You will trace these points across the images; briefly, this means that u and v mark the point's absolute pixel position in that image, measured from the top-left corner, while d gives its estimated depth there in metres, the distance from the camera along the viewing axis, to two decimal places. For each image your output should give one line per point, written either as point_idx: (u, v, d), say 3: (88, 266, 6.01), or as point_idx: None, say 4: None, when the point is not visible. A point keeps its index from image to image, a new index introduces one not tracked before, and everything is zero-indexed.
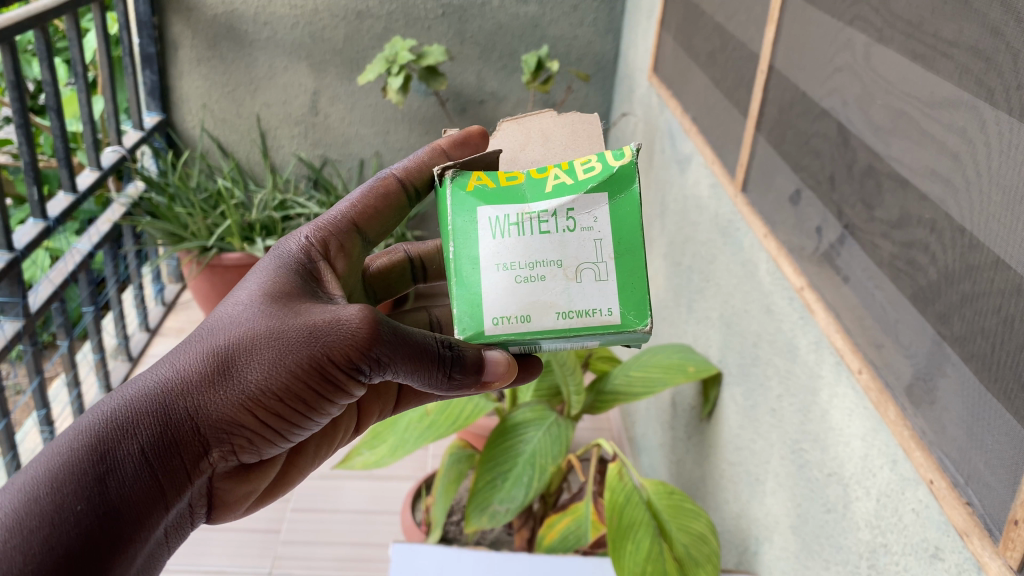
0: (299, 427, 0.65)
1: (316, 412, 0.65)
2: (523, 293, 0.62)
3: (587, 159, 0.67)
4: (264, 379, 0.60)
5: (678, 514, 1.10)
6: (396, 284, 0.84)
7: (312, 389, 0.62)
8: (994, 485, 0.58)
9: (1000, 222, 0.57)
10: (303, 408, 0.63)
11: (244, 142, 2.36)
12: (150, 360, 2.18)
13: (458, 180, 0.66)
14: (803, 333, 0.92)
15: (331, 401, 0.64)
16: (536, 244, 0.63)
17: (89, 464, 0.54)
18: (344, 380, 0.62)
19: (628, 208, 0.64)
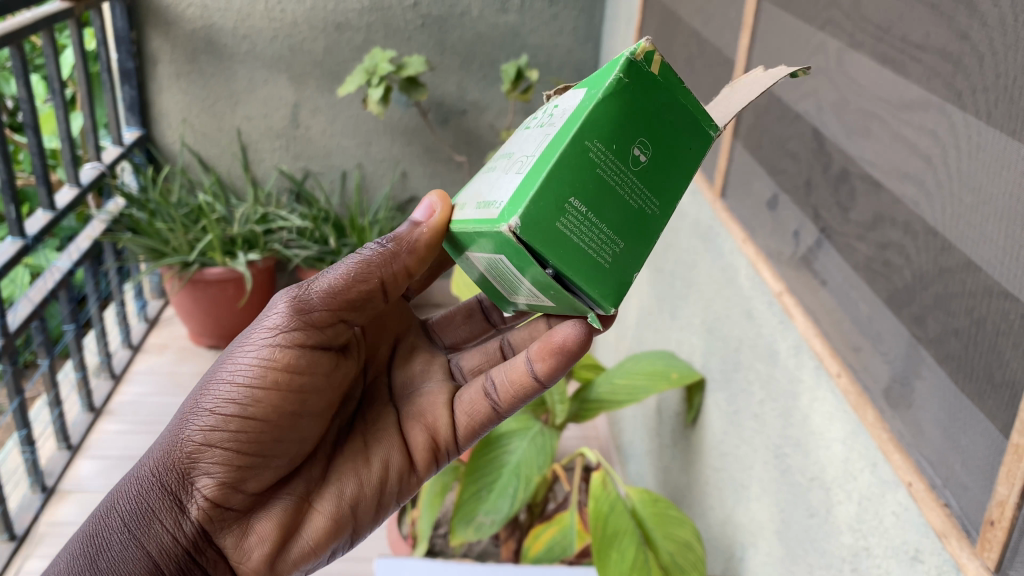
0: (280, 428, 0.69)
1: (281, 398, 0.68)
2: (495, 194, 0.60)
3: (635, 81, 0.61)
4: (203, 403, 0.67)
5: (661, 522, 1.10)
6: (466, 328, 0.88)
7: (253, 382, 0.66)
8: (969, 486, 0.58)
9: (970, 223, 0.57)
10: (263, 404, 0.67)
11: (225, 156, 2.34)
12: (133, 377, 2.18)
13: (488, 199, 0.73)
14: (782, 337, 0.92)
15: (287, 381, 0.67)
16: (523, 152, 0.62)
17: (83, 550, 0.65)
18: (272, 351, 0.67)
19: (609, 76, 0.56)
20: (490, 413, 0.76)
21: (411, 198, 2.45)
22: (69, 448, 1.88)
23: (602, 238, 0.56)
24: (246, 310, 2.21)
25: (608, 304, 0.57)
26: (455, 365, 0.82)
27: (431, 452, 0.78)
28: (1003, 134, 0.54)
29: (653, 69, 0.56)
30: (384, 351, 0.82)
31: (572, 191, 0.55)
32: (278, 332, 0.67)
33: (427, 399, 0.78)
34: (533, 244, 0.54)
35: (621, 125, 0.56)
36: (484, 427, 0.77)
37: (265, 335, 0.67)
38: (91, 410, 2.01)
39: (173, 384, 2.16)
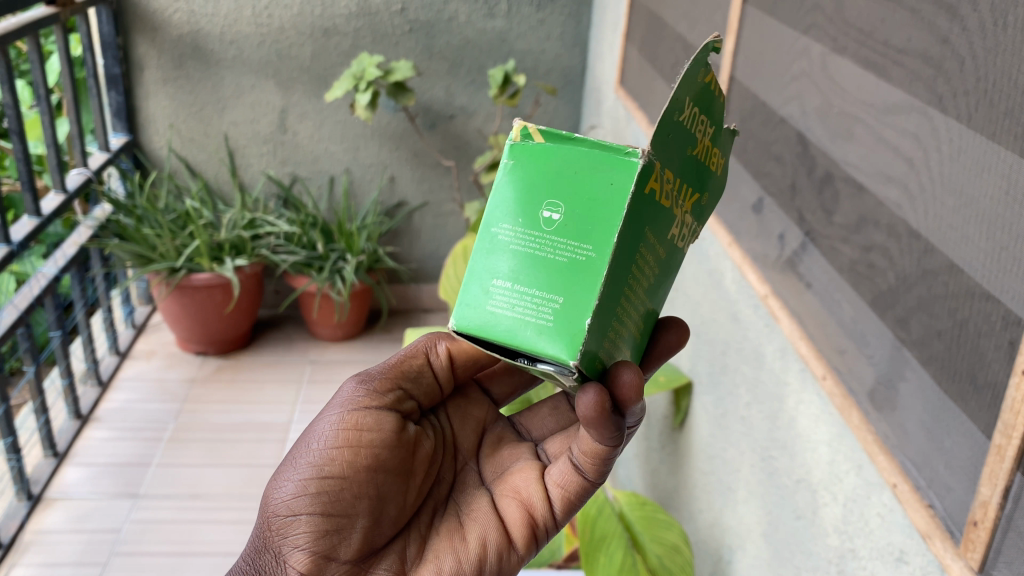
0: (360, 489, 0.64)
1: (354, 458, 0.64)
2: None
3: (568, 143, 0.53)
4: (284, 477, 0.64)
5: (650, 526, 1.09)
6: (554, 421, 0.73)
7: (325, 444, 0.64)
8: (954, 486, 0.58)
9: (952, 226, 0.58)
10: (338, 464, 0.63)
11: (213, 161, 2.33)
12: (120, 384, 2.17)
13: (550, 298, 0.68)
14: (768, 340, 0.93)
15: (359, 440, 0.64)
16: None
17: None
18: (339, 416, 0.65)
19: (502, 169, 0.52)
20: (582, 480, 0.63)
21: (399, 203, 2.45)
22: (56, 455, 1.86)
23: (537, 303, 0.49)
24: (236, 316, 2.24)
25: (562, 361, 0.47)
26: (541, 451, 0.70)
27: (529, 528, 0.64)
28: (984, 137, 0.54)
29: (536, 140, 0.51)
30: (470, 438, 0.73)
31: (492, 276, 0.50)
32: (345, 400, 0.66)
33: (520, 472, 0.67)
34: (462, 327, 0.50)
35: (525, 189, 0.50)
36: (585, 495, 0.64)
37: (336, 406, 0.66)
38: (78, 417, 2.00)
39: (161, 390, 2.16)
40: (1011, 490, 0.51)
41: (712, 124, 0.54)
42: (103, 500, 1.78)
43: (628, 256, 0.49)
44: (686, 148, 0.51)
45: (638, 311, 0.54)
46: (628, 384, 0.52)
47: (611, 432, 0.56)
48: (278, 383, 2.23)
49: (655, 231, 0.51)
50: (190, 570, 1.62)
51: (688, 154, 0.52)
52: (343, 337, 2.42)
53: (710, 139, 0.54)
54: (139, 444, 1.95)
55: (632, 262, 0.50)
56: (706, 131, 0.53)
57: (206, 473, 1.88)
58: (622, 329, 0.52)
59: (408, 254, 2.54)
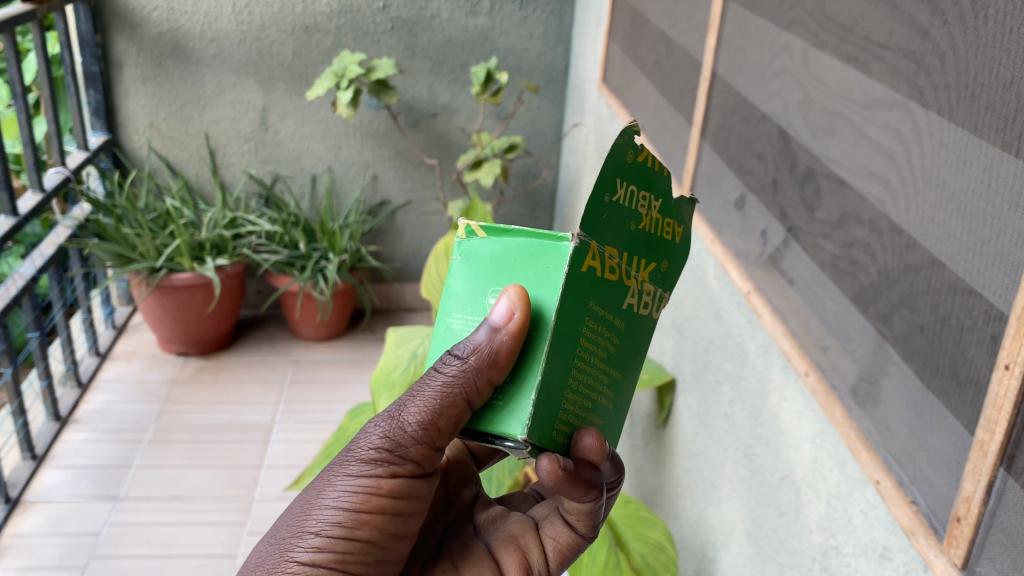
0: (382, 550, 0.54)
1: (384, 522, 0.53)
2: None
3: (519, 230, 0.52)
4: (300, 527, 0.51)
5: (633, 524, 1.09)
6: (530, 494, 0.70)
7: (357, 501, 0.52)
8: (936, 483, 0.58)
9: (934, 221, 0.58)
10: (367, 524, 0.52)
11: (194, 161, 2.31)
12: (100, 385, 2.14)
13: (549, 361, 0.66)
14: (751, 337, 0.93)
15: (389, 509, 0.53)
16: None
17: None
18: (375, 477, 0.52)
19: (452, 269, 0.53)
20: (574, 534, 0.60)
21: (382, 202, 2.43)
22: (34, 457, 1.84)
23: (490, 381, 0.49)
24: (216, 316, 2.22)
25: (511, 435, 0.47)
26: (525, 509, 0.66)
27: None
28: (964, 131, 0.54)
29: (479, 235, 0.51)
30: (464, 494, 0.66)
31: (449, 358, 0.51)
32: (382, 457, 0.52)
33: (514, 522, 0.63)
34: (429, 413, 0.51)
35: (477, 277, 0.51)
36: (578, 549, 0.61)
37: (374, 465, 0.52)
38: (57, 419, 1.97)
39: (142, 392, 2.14)
40: (994, 486, 0.51)
41: (654, 199, 0.51)
42: (82, 503, 1.76)
43: (571, 336, 0.47)
44: (625, 224, 0.49)
45: (604, 387, 0.51)
46: (591, 448, 0.49)
47: (581, 487, 0.53)
48: (260, 383, 2.22)
49: (606, 307, 0.49)
50: (172, 571, 1.61)
51: (630, 229, 0.49)
52: (326, 337, 2.41)
53: (654, 214, 0.51)
54: (119, 446, 1.93)
55: (584, 338, 0.48)
56: (649, 205, 0.51)
57: (187, 475, 1.86)
58: (587, 401, 0.50)
59: (392, 253, 2.52)
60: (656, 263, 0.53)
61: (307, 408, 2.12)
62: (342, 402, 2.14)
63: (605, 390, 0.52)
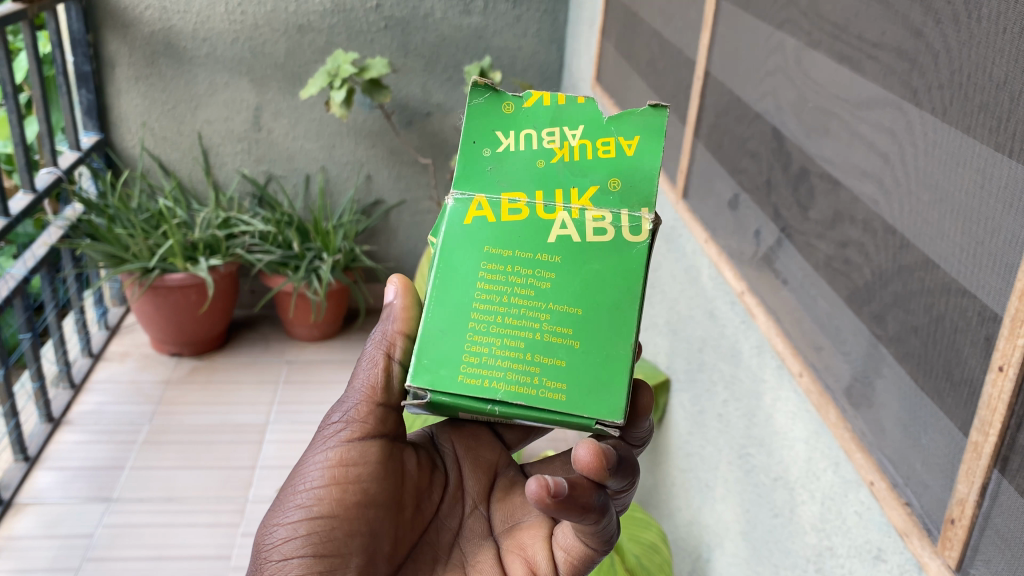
0: (352, 522, 0.59)
1: (343, 495, 0.59)
2: None
3: None
4: (273, 525, 0.59)
5: (628, 524, 1.10)
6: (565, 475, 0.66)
7: (315, 477, 0.60)
8: (930, 484, 0.57)
9: (928, 221, 0.57)
10: (325, 500, 0.59)
11: (186, 161, 2.30)
12: (93, 386, 2.13)
13: None
14: (744, 337, 0.92)
15: (344, 477, 0.59)
16: None
17: None
18: (325, 453, 0.60)
19: None
20: (586, 548, 0.56)
21: (376, 202, 2.43)
22: (27, 459, 1.83)
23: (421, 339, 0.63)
24: (210, 317, 2.21)
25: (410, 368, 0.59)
26: None
27: None
28: (958, 131, 0.54)
29: None
30: (480, 483, 0.66)
31: None
32: (330, 437, 0.61)
33: (528, 525, 0.61)
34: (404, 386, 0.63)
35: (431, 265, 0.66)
36: (592, 560, 0.57)
37: (323, 444, 0.61)
38: (50, 421, 1.97)
39: (135, 393, 2.13)
40: (988, 488, 0.51)
41: (568, 130, 0.62)
42: (74, 505, 1.75)
43: (465, 278, 0.60)
44: (527, 165, 0.62)
45: (542, 320, 0.59)
46: (581, 458, 0.52)
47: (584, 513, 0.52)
48: (254, 383, 2.21)
49: (507, 246, 0.61)
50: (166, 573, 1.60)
51: (536, 167, 0.62)
52: (320, 337, 2.41)
53: (576, 141, 0.62)
54: (112, 448, 1.92)
55: (482, 277, 0.60)
56: (564, 136, 0.62)
57: (181, 476, 1.85)
58: (519, 341, 0.59)
59: (386, 253, 2.52)
60: (603, 184, 0.61)
61: (301, 409, 2.11)
62: None
63: (551, 325, 0.59)
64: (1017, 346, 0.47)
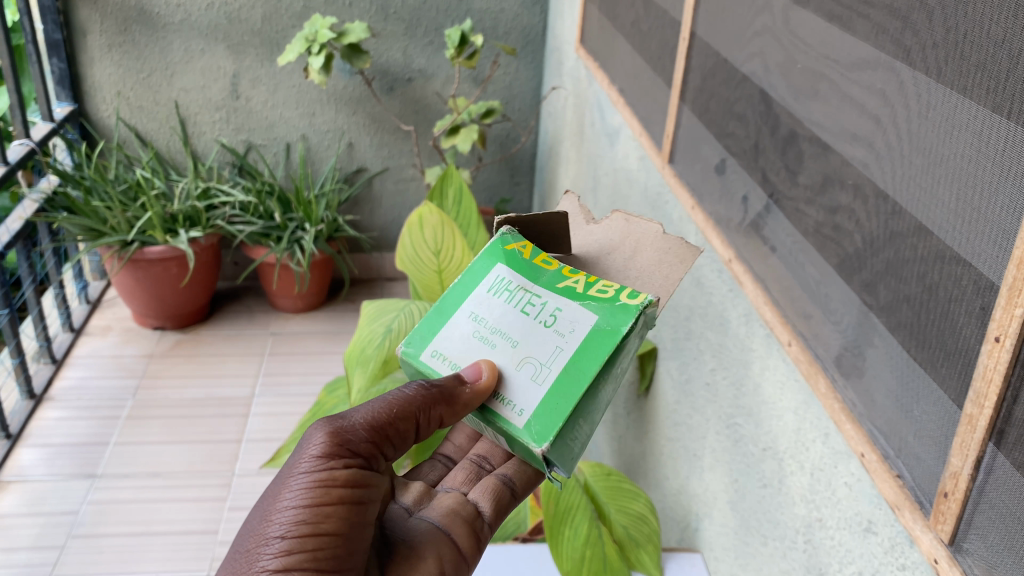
0: (348, 542, 0.60)
1: (341, 505, 0.60)
2: (472, 347, 0.65)
3: (611, 288, 0.65)
4: (266, 533, 0.59)
5: (616, 496, 1.09)
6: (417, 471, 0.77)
7: (312, 485, 0.59)
8: (922, 457, 0.56)
9: (921, 185, 0.55)
10: (327, 514, 0.59)
11: (164, 130, 2.26)
12: (75, 361, 2.11)
13: (509, 250, 0.69)
14: (732, 305, 0.91)
15: (342, 487, 0.60)
16: (510, 316, 0.65)
17: None
18: (321, 461, 0.60)
19: (599, 339, 0.62)
20: (513, 496, 0.73)
21: (358, 169, 2.39)
22: (8, 436, 1.81)
23: (582, 434, 0.63)
24: (192, 289, 2.19)
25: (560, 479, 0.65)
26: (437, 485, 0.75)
27: (474, 539, 0.69)
28: (954, 91, 0.52)
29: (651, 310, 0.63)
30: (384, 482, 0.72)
31: (581, 410, 0.61)
32: (324, 446, 0.61)
33: (450, 497, 0.72)
34: (524, 439, 0.59)
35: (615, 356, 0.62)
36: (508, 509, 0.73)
37: (318, 451, 0.61)
38: (31, 397, 1.94)
39: (118, 367, 2.10)
40: (982, 461, 0.49)
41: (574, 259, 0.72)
42: (58, 482, 1.73)
43: None
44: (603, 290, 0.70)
45: None
46: None
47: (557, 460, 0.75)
48: (239, 355, 2.19)
49: None
50: (151, 549, 1.58)
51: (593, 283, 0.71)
52: (305, 308, 2.38)
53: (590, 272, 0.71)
54: (95, 423, 1.90)
55: None
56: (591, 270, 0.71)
57: (165, 450, 1.83)
58: None
59: (370, 223, 2.49)
60: None
61: (287, 381, 2.09)
62: (321, 375, 2.12)
63: None
64: (1013, 317, 0.45)
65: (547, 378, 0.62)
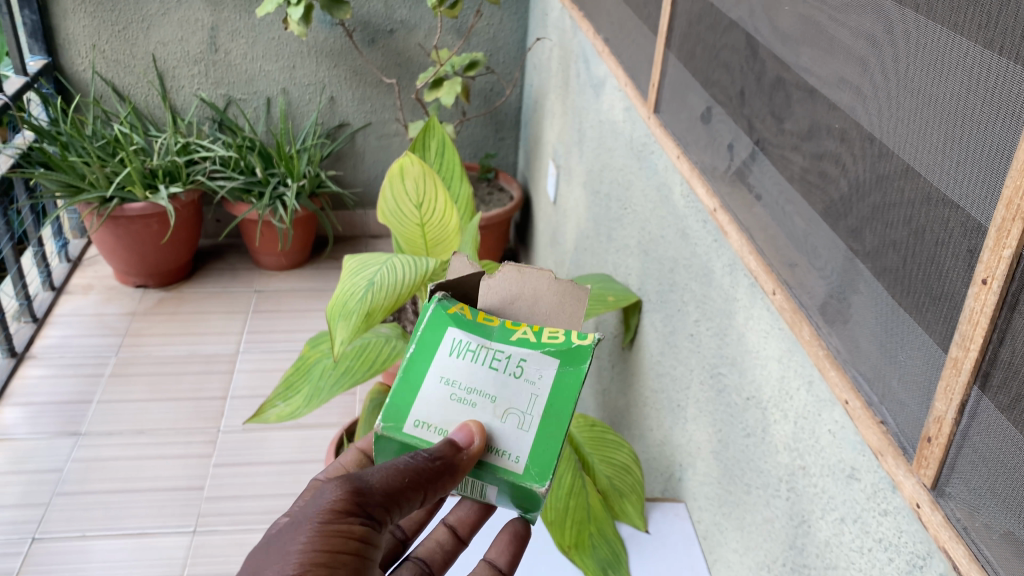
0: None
1: (351, 558, 0.58)
2: (453, 411, 0.66)
3: (555, 331, 0.70)
4: (274, 568, 0.56)
5: (600, 446, 1.09)
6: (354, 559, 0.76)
7: (331, 534, 0.58)
8: (906, 402, 0.55)
9: (909, 127, 0.54)
10: (324, 568, 0.56)
11: (141, 84, 2.21)
12: (56, 320, 2.09)
13: (449, 310, 0.70)
14: (716, 255, 0.90)
15: (354, 542, 0.59)
16: (479, 374, 0.67)
17: None
18: (338, 513, 0.59)
19: (570, 382, 0.67)
20: None
21: (341, 124, 2.36)
22: None
23: None
24: (173, 246, 2.16)
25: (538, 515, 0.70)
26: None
27: None
28: (946, 29, 0.50)
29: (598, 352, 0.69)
30: None
31: None
32: (342, 500, 0.60)
33: None
34: (529, 483, 0.64)
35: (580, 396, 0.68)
36: None
37: (338, 502, 0.60)
38: (12, 355, 1.93)
39: (100, 325, 2.08)
40: (966, 406, 0.49)
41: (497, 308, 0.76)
42: (42, 440, 1.72)
43: None
44: None
45: None
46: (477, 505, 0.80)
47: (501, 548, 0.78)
48: (222, 313, 2.17)
49: None
50: (137, 506, 1.58)
51: None
52: (288, 265, 2.36)
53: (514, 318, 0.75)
54: (78, 381, 1.89)
55: None
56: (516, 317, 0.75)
57: (150, 408, 1.83)
58: None
59: (353, 179, 2.46)
60: None
61: (271, 338, 2.08)
62: (305, 332, 2.11)
63: None
64: (1001, 258, 0.45)
65: (532, 425, 0.66)
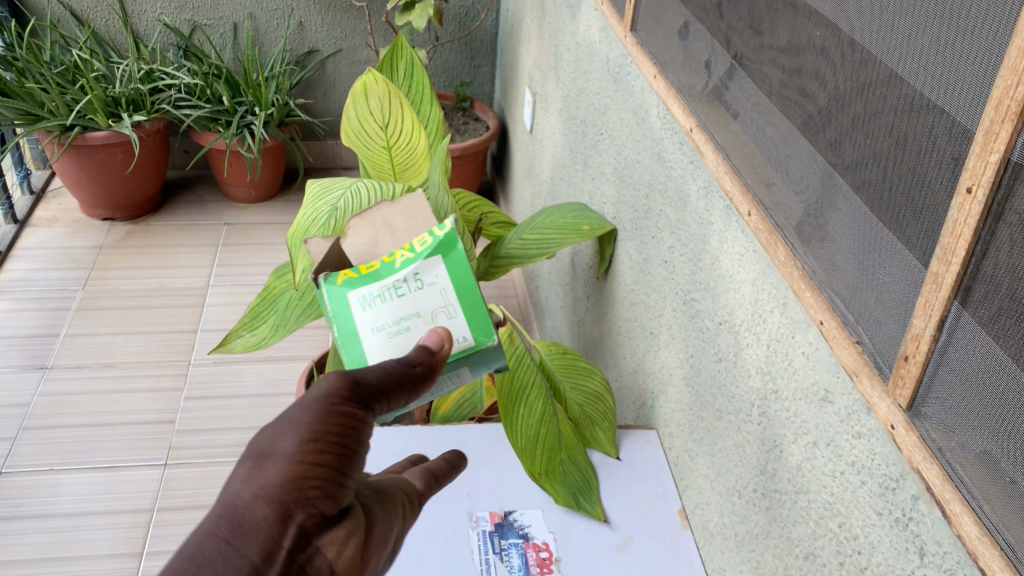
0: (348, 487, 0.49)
1: (358, 435, 0.51)
2: (398, 344, 0.76)
3: (420, 237, 0.82)
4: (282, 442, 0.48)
5: (571, 374, 1.08)
6: None
7: (339, 407, 0.50)
8: (883, 321, 0.53)
9: (894, 30, 0.51)
10: (334, 446, 0.48)
11: (100, 8, 2.12)
12: (20, 253, 2.03)
13: (331, 279, 0.79)
14: (692, 178, 0.87)
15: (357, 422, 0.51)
16: (394, 306, 0.77)
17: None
18: (341, 394, 0.51)
19: (458, 264, 0.80)
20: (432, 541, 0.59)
21: (310, 51, 2.28)
22: None
23: None
24: (138, 177, 2.10)
25: None
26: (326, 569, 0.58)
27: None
28: None
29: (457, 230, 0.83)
30: None
31: None
32: (341, 381, 0.52)
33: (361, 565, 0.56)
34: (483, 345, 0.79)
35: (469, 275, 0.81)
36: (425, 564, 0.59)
37: (340, 381, 0.52)
38: None
39: (66, 258, 2.03)
40: (945, 322, 0.47)
41: None
42: (9, 375, 1.69)
43: None
44: None
45: None
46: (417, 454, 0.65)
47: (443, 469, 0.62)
48: (192, 246, 2.12)
49: None
50: (108, 439, 1.56)
51: None
52: (258, 197, 2.31)
53: None
54: (44, 316, 1.85)
55: None
56: None
57: (120, 342, 1.79)
58: None
59: (324, 108, 2.40)
60: None
61: (242, 271, 2.04)
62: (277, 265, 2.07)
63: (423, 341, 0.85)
64: (988, 164, 0.42)
65: (457, 312, 0.78)
